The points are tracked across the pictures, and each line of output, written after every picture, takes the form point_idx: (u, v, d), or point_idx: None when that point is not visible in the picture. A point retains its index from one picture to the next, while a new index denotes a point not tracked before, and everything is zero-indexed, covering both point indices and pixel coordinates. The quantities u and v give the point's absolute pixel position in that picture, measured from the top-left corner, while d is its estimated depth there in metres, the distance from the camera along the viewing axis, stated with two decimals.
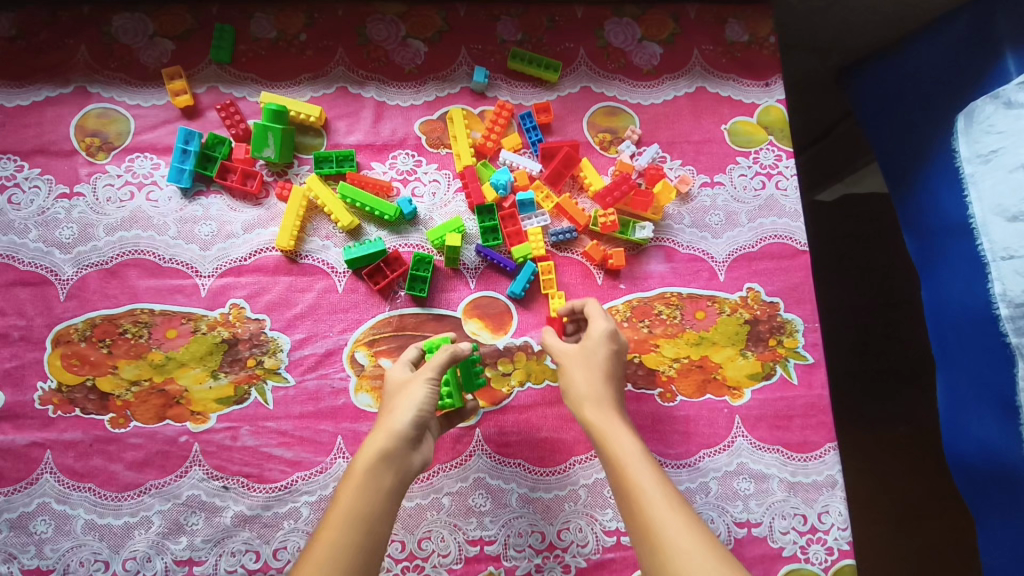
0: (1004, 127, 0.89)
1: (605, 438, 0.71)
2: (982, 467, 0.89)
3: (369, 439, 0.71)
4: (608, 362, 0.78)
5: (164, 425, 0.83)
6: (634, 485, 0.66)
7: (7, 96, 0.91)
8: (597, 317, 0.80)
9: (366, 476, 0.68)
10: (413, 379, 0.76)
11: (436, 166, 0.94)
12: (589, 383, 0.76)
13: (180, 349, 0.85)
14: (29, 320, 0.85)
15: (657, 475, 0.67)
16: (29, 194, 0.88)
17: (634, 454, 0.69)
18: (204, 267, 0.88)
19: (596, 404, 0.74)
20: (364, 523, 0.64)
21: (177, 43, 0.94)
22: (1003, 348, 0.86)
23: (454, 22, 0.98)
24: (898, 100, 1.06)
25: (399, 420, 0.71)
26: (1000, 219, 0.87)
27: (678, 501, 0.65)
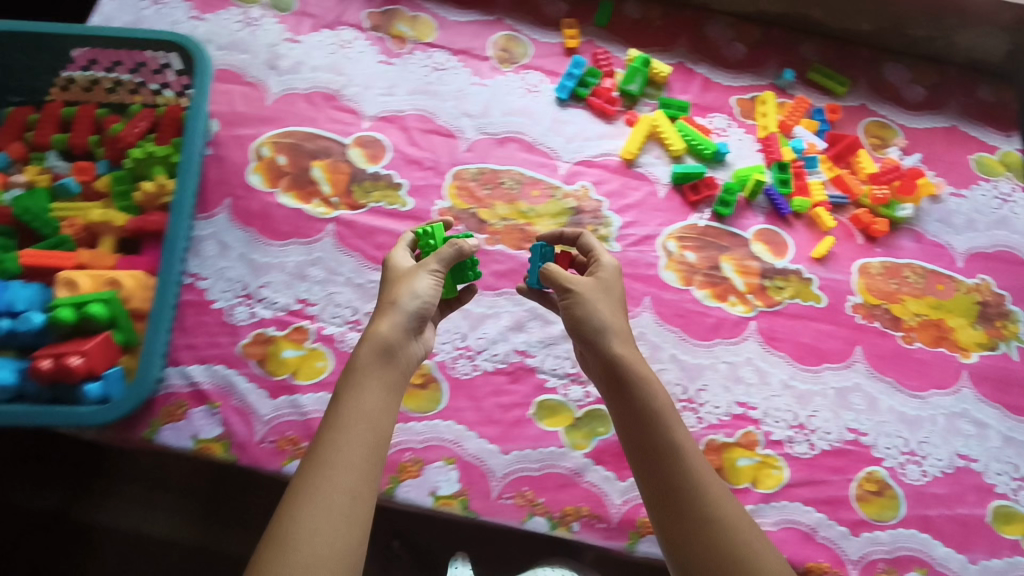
0: None
1: (641, 376, 0.78)
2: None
3: (374, 329, 0.75)
4: (610, 294, 0.84)
5: (520, 253, 1.09)
6: (661, 420, 0.76)
7: (449, 11, 1.24)
8: (608, 270, 0.86)
9: (388, 380, 0.73)
10: (416, 267, 0.81)
11: (744, 130, 1.19)
12: (615, 314, 0.83)
13: (540, 205, 1.12)
14: (438, 157, 1.14)
15: (671, 409, 0.78)
16: (453, 76, 1.20)
17: (658, 385, 0.79)
18: (565, 155, 1.16)
19: (622, 338, 0.81)
20: (376, 416, 0.70)
21: (572, 6, 1.27)
22: None
23: (770, 37, 1.28)
24: None
25: (407, 310, 0.77)
26: None
27: (689, 438, 0.77)
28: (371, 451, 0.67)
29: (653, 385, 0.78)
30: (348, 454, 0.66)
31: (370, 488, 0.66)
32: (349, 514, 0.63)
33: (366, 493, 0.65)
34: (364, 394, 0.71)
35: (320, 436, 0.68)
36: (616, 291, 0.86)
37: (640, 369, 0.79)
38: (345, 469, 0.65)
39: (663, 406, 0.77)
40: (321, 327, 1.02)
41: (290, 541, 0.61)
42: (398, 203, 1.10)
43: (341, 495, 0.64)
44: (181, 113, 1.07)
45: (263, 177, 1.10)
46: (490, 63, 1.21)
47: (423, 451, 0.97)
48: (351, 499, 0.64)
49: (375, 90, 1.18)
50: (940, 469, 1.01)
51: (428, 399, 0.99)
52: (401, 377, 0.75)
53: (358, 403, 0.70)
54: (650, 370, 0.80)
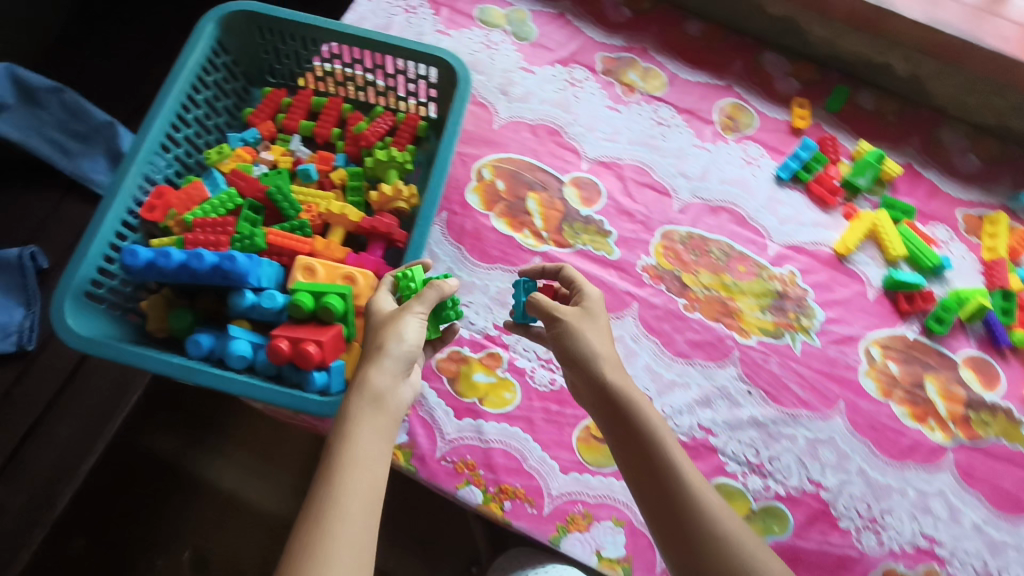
0: None
1: (630, 402, 0.76)
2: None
3: (393, 340, 0.71)
4: (601, 322, 0.81)
5: (717, 326, 1.06)
6: (659, 445, 0.74)
7: (681, 68, 1.25)
8: (591, 300, 0.82)
9: (395, 386, 0.69)
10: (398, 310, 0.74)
11: (966, 247, 1.14)
12: (606, 345, 0.79)
13: (745, 281, 1.10)
14: (649, 213, 1.14)
15: (672, 439, 0.76)
16: (675, 135, 1.20)
17: (653, 412, 0.76)
18: (776, 236, 1.14)
19: (615, 368, 0.78)
20: (371, 467, 0.64)
21: (804, 86, 1.25)
22: None
23: (1009, 155, 1.22)
24: None
25: (399, 349, 0.71)
26: None
27: (690, 463, 0.75)
28: (379, 461, 0.64)
29: (652, 418, 0.76)
30: (359, 464, 0.63)
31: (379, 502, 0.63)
32: (366, 521, 0.60)
33: (374, 504, 0.62)
34: (364, 399, 0.67)
35: (332, 440, 0.66)
36: (603, 318, 0.82)
37: (640, 398, 0.77)
38: (356, 478, 0.62)
39: (667, 437, 0.75)
40: (512, 358, 1.03)
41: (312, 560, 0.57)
42: (605, 250, 1.10)
43: (354, 510, 0.60)
44: (419, 123, 1.13)
45: (480, 197, 1.13)
46: (714, 128, 1.21)
47: (594, 507, 0.96)
48: (363, 507, 0.61)
49: (599, 134, 1.19)
50: None
51: (605, 454, 0.99)
52: (407, 389, 0.71)
53: (368, 407, 0.67)
54: (647, 398, 0.78)
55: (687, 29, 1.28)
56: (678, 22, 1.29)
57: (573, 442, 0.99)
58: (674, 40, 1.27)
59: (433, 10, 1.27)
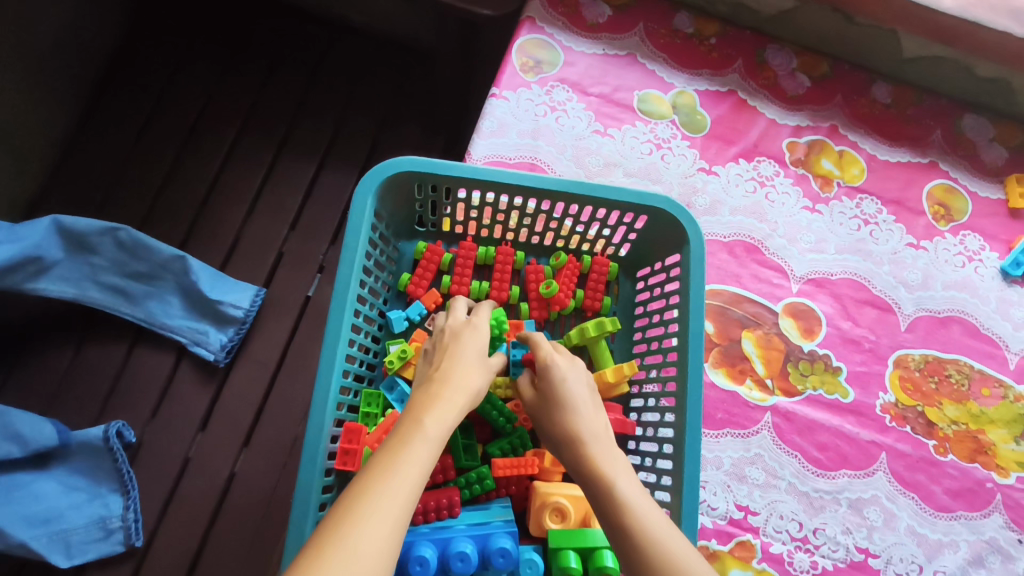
0: None
1: (603, 467, 0.65)
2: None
3: (463, 355, 0.72)
4: (585, 390, 0.74)
5: (974, 467, 0.96)
6: (632, 506, 0.60)
7: (880, 149, 1.08)
8: (573, 364, 0.77)
9: (461, 391, 0.68)
10: (465, 360, 0.72)
11: None
12: (592, 416, 0.71)
13: (991, 407, 0.99)
14: (877, 337, 1.00)
15: (649, 498, 0.62)
16: (885, 234, 1.05)
17: (627, 472, 0.65)
18: (1014, 345, 1.02)
19: (596, 438, 0.68)
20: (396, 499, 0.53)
21: (1011, 153, 1.11)
22: None
23: None
24: None
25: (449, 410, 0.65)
26: None
27: (677, 529, 0.60)
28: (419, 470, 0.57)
29: (623, 476, 0.64)
30: (408, 450, 0.57)
31: (413, 502, 0.54)
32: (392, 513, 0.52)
33: (412, 489, 0.54)
34: (428, 400, 0.65)
35: (389, 437, 0.60)
36: (588, 389, 0.75)
37: (617, 463, 0.66)
38: (388, 481, 0.54)
39: (640, 496, 0.62)
40: (766, 544, 0.89)
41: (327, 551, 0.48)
42: (839, 393, 0.97)
43: (384, 496, 0.52)
44: (610, 266, 0.94)
45: None
46: (926, 220, 1.06)
47: None
48: (401, 499, 0.53)
49: (804, 245, 1.03)
50: None
51: None
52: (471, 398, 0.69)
53: (429, 404, 0.64)
54: (626, 461, 0.67)
55: (878, 95, 1.11)
56: (865, 89, 1.11)
57: None
58: (864, 113, 1.10)
59: (585, 102, 1.05)
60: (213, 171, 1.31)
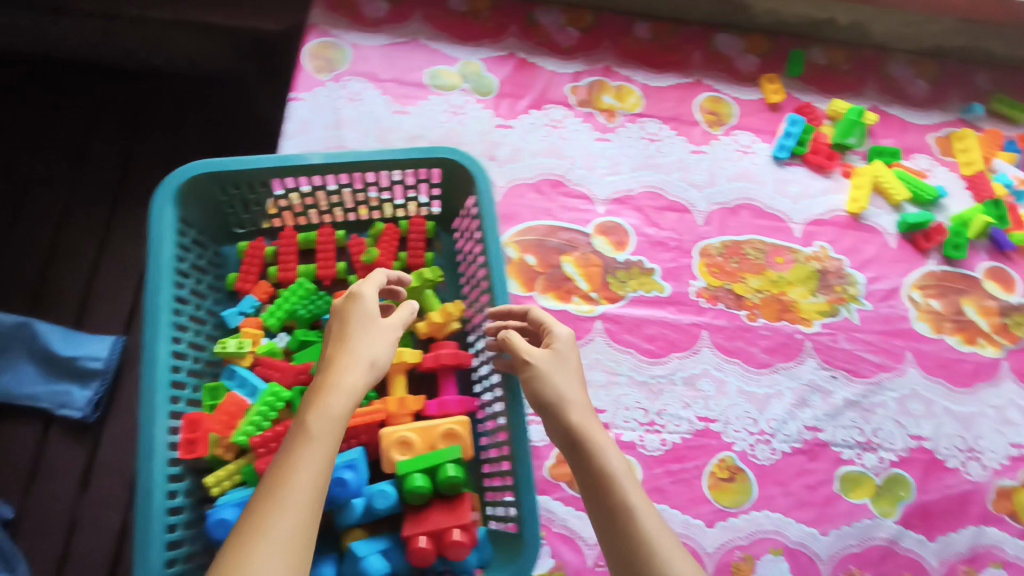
0: None
1: (584, 439, 0.73)
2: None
3: (353, 333, 0.74)
4: (565, 364, 0.79)
5: (782, 324, 1.09)
6: (619, 485, 0.69)
7: (651, 78, 1.22)
8: (559, 342, 0.80)
9: (351, 372, 0.70)
10: (354, 337, 0.74)
11: (947, 168, 1.23)
12: (571, 387, 0.77)
13: (787, 271, 1.13)
14: (681, 235, 1.12)
15: (630, 475, 0.71)
16: (670, 147, 1.18)
17: (613, 451, 0.72)
18: (796, 216, 1.16)
19: (577, 409, 0.75)
20: (298, 509, 0.58)
21: (761, 59, 1.26)
22: None
23: (946, 70, 1.31)
24: None
25: (336, 397, 0.68)
26: None
27: (648, 504, 0.68)
28: (315, 472, 0.61)
29: (602, 449, 0.72)
30: (303, 456, 0.62)
31: (314, 505, 0.59)
32: (304, 524, 0.58)
33: (311, 494, 0.59)
34: (323, 391, 0.68)
35: (285, 442, 0.64)
36: (572, 361, 0.80)
37: (595, 436, 0.73)
38: (287, 491, 0.59)
39: (619, 473, 0.70)
40: (619, 434, 0.99)
41: (238, 560, 0.54)
42: (656, 289, 1.08)
43: (292, 505, 0.58)
44: (427, 224, 1.03)
45: (518, 281, 1.05)
46: (702, 128, 1.20)
47: (751, 546, 0.96)
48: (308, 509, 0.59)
49: (601, 171, 1.15)
50: None
51: (739, 492, 0.99)
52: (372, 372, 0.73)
53: (325, 396, 0.67)
54: (606, 435, 0.74)
55: (638, 33, 1.24)
56: (627, 29, 1.25)
57: (705, 492, 0.98)
58: (630, 49, 1.23)
59: (380, 89, 1.14)
60: (48, 239, 1.31)
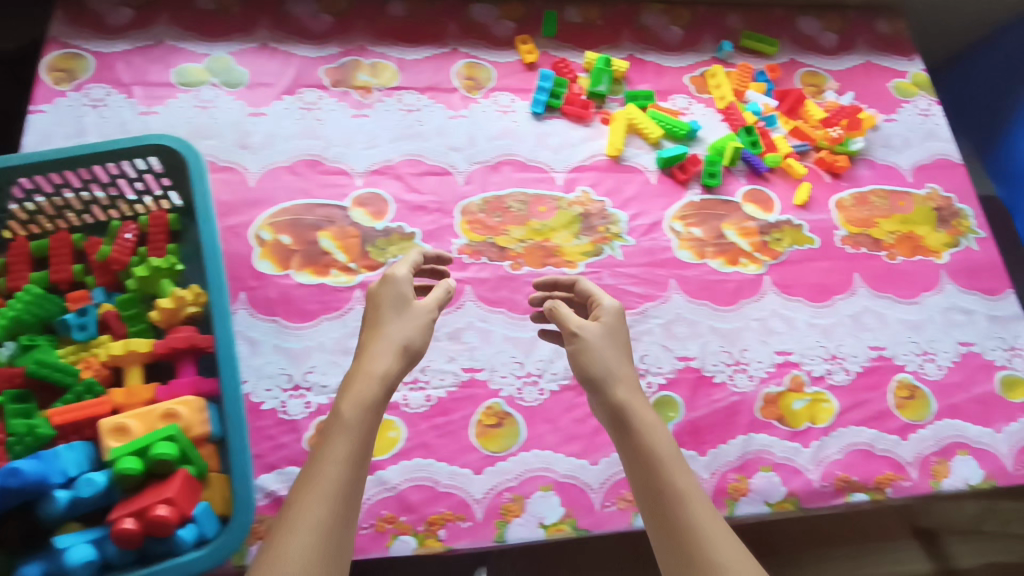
0: None
1: (626, 415, 0.75)
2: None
3: (384, 322, 0.79)
4: (617, 336, 0.82)
5: (546, 269, 1.11)
6: (666, 469, 0.71)
7: (407, 52, 1.25)
8: (603, 309, 0.85)
9: (374, 363, 0.74)
10: (384, 329, 0.79)
11: (704, 105, 1.30)
12: (620, 364, 0.79)
13: (550, 219, 1.15)
14: (441, 197, 1.14)
15: (676, 455, 0.73)
16: (429, 115, 1.20)
17: (659, 430, 0.74)
18: (557, 166, 1.20)
19: (615, 382, 0.77)
20: (336, 500, 0.64)
21: (516, 23, 1.31)
22: None
23: (698, 15, 1.38)
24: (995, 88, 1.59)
25: (370, 389, 0.72)
26: None
27: (694, 482, 0.71)
28: (340, 465, 0.66)
29: (643, 426, 0.74)
30: (327, 450, 0.67)
31: (350, 499, 0.65)
32: (327, 502, 0.63)
33: (335, 485, 0.64)
34: (356, 379, 0.73)
35: (321, 433, 0.70)
36: (621, 335, 0.83)
37: (641, 412, 0.75)
38: (308, 488, 0.64)
39: (668, 452, 0.72)
40: None
41: (272, 553, 0.60)
42: None
43: (319, 496, 0.63)
44: (169, 217, 1.02)
45: (273, 261, 1.06)
46: (460, 94, 1.23)
47: (521, 487, 0.97)
48: (337, 488, 0.64)
49: (358, 145, 1.16)
50: (951, 360, 1.15)
51: (507, 436, 1.00)
52: (403, 354, 0.77)
53: (356, 386, 0.72)
54: (653, 412, 0.76)
55: (392, 12, 1.28)
56: (381, 9, 1.28)
57: (472, 441, 0.99)
58: (385, 28, 1.27)
59: (125, 93, 1.14)
60: None
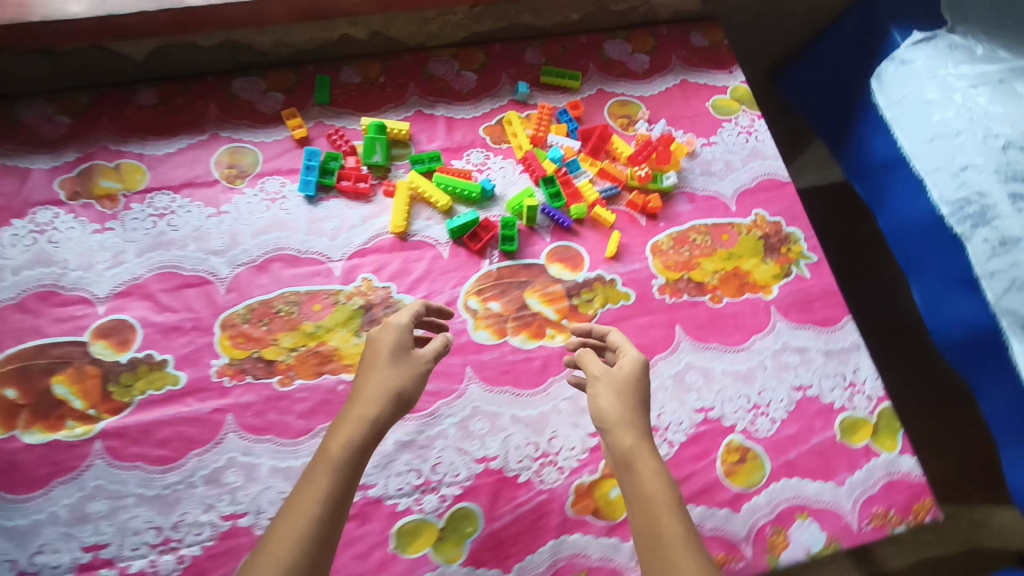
0: (905, 81, 1.33)
1: (627, 458, 0.75)
2: (963, 333, 1.29)
3: (378, 366, 0.83)
4: (634, 387, 0.82)
5: (322, 379, 1.00)
6: (658, 514, 0.71)
7: (157, 146, 1.11)
8: (624, 356, 0.86)
9: (367, 407, 0.78)
10: (375, 371, 0.82)
11: (502, 157, 1.18)
12: (617, 404, 0.80)
13: (326, 318, 1.03)
14: (198, 313, 1.02)
15: (672, 497, 0.72)
16: (184, 217, 1.07)
17: (660, 476, 0.74)
18: (335, 254, 1.08)
19: (615, 427, 0.78)
20: (307, 539, 0.68)
21: (286, 94, 1.17)
22: (954, 238, 1.27)
23: (493, 55, 1.26)
24: (832, 88, 1.52)
25: (353, 432, 0.77)
26: (924, 142, 1.31)
27: (688, 530, 0.70)
28: (316, 510, 0.70)
29: (644, 474, 0.74)
30: (309, 488, 0.72)
31: (317, 537, 0.68)
32: (310, 535, 0.68)
33: (306, 523, 0.68)
34: (346, 421, 0.78)
35: (310, 466, 0.75)
36: (639, 385, 0.82)
37: (641, 462, 0.75)
38: (284, 523, 0.69)
39: (664, 497, 0.72)
40: (124, 568, 0.87)
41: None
42: (169, 383, 0.97)
43: (285, 533, 0.68)
44: None
45: None
46: (221, 188, 1.10)
47: None
48: (320, 517, 0.69)
49: (100, 266, 1.03)
50: (784, 410, 1.06)
51: None
52: (395, 401, 0.80)
53: (343, 428, 0.77)
54: (657, 461, 0.75)
55: (141, 101, 1.14)
56: (127, 99, 1.14)
57: None
58: (131, 122, 1.12)
59: None
60: None
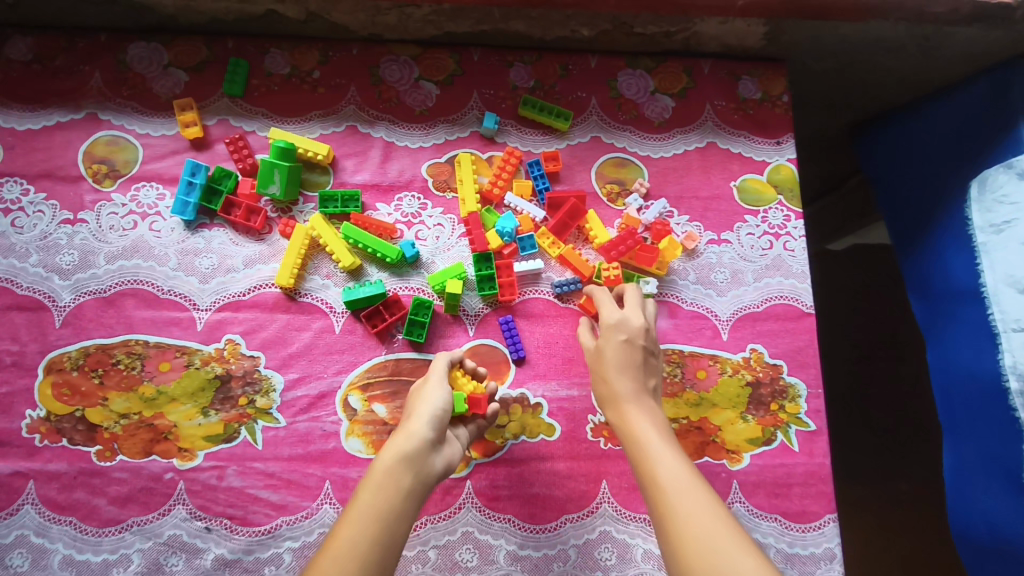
0: (1017, 198, 0.87)
1: (624, 428, 0.72)
2: (990, 544, 0.86)
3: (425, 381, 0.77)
4: (623, 354, 0.76)
5: (149, 460, 0.82)
6: (648, 464, 0.66)
7: (19, 118, 0.90)
8: (609, 307, 0.80)
9: (425, 411, 0.72)
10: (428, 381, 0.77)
11: (441, 210, 0.92)
12: (613, 380, 0.75)
13: (171, 383, 0.84)
14: (23, 346, 0.84)
15: (672, 451, 0.68)
16: (32, 217, 0.87)
17: (653, 433, 0.70)
18: (202, 300, 0.87)
19: (612, 403, 0.74)
20: (382, 521, 0.62)
21: (191, 75, 0.93)
22: (1014, 423, 0.83)
23: (467, 65, 0.97)
24: (908, 165, 1.05)
25: (420, 425, 0.71)
26: (1011, 290, 0.85)
27: (688, 479, 0.64)
28: (377, 497, 0.64)
29: (638, 430, 0.70)
30: (373, 478, 0.66)
31: (378, 518, 0.62)
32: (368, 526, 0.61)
33: (373, 504, 0.63)
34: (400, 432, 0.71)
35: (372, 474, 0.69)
36: (636, 353, 0.77)
37: (636, 422, 0.71)
38: (357, 504, 0.63)
39: (657, 448, 0.68)
40: None
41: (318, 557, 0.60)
42: None
43: (357, 514, 0.62)
44: None
45: None
46: (83, 188, 0.89)
47: None
48: (374, 513, 0.62)
49: None
50: None
51: None
52: (434, 423, 0.71)
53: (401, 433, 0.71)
54: (651, 419, 0.72)
55: (12, 54, 0.92)
56: None
57: None
58: None
59: None
60: None
